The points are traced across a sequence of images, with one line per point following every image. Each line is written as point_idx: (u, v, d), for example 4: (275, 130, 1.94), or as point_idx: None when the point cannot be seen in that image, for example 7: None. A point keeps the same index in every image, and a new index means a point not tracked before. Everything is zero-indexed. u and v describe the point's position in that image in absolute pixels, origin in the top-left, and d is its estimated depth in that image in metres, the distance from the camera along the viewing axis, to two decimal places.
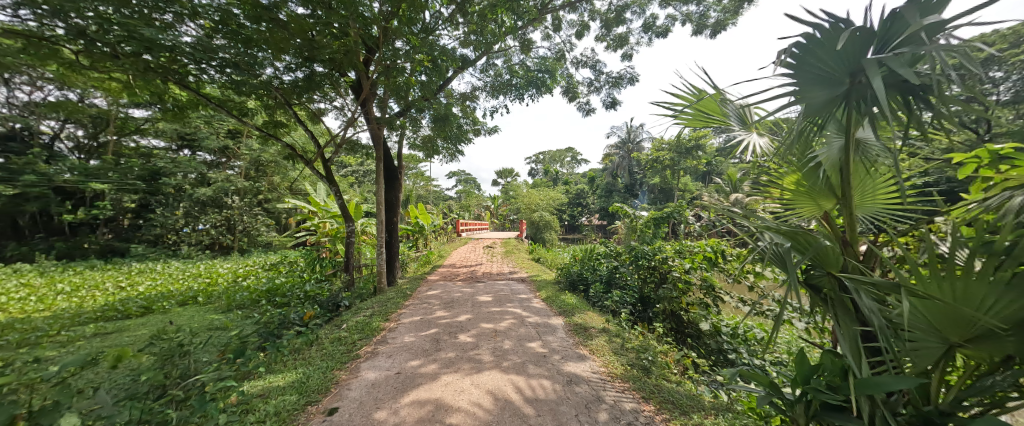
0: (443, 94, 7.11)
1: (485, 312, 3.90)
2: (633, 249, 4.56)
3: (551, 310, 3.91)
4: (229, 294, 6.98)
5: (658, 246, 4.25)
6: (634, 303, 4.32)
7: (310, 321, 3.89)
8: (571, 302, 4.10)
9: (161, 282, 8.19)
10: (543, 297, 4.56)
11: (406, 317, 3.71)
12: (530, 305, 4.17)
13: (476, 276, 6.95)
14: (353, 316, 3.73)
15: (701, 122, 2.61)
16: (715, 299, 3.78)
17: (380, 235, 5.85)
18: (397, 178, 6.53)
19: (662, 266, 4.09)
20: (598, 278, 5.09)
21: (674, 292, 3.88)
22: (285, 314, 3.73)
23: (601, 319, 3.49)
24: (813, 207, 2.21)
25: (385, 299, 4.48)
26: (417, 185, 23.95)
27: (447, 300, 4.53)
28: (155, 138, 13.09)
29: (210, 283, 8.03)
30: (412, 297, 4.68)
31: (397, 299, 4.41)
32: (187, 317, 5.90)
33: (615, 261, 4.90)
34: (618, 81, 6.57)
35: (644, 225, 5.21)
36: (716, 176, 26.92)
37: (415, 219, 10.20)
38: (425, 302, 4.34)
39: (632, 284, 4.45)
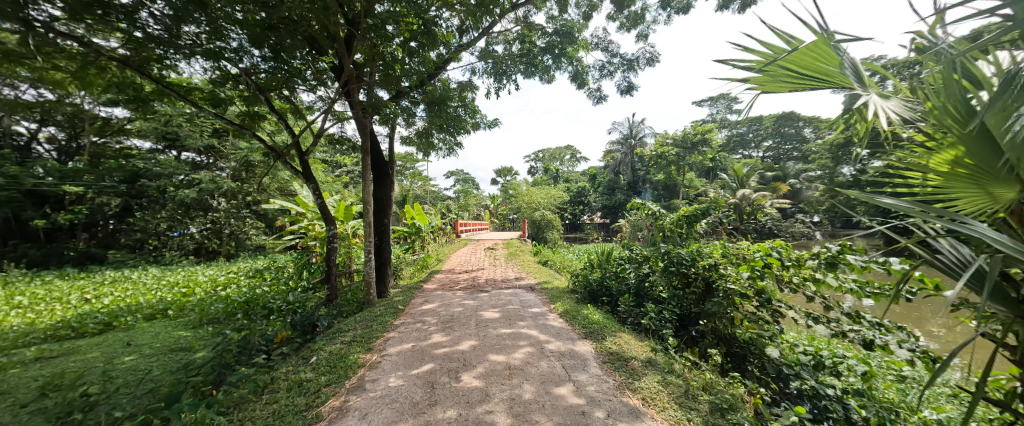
0: (439, 81, 6.43)
1: (496, 334, 3.23)
2: (666, 254, 3.92)
3: (575, 330, 3.24)
4: (205, 306, 6.27)
5: (698, 249, 3.68)
6: (671, 319, 3.66)
7: (278, 346, 3.22)
8: (599, 320, 3.44)
9: (132, 292, 7.46)
10: (560, 311, 3.88)
11: (395, 345, 3.03)
12: (547, 323, 3.49)
13: (478, 283, 6.28)
14: (329, 344, 3.04)
15: (787, 83, 2.02)
16: (774, 315, 3.23)
17: (370, 239, 5.13)
18: (389, 176, 5.80)
19: (706, 274, 3.53)
20: (622, 287, 4.44)
21: (723, 307, 3.30)
22: (248, 338, 3.05)
23: (641, 347, 2.82)
24: (979, 196, 1.84)
25: (375, 316, 3.82)
26: (413, 185, 23.20)
27: (446, 317, 3.85)
28: (139, 138, 12.47)
29: (185, 293, 7.29)
30: (407, 313, 4.02)
31: (389, 317, 3.74)
32: (150, 336, 5.18)
33: (643, 268, 4.24)
34: (634, 63, 5.86)
35: (673, 224, 4.52)
36: (721, 172, 26.28)
37: (412, 220, 9.53)
38: (421, 322, 3.65)
39: (667, 296, 3.80)
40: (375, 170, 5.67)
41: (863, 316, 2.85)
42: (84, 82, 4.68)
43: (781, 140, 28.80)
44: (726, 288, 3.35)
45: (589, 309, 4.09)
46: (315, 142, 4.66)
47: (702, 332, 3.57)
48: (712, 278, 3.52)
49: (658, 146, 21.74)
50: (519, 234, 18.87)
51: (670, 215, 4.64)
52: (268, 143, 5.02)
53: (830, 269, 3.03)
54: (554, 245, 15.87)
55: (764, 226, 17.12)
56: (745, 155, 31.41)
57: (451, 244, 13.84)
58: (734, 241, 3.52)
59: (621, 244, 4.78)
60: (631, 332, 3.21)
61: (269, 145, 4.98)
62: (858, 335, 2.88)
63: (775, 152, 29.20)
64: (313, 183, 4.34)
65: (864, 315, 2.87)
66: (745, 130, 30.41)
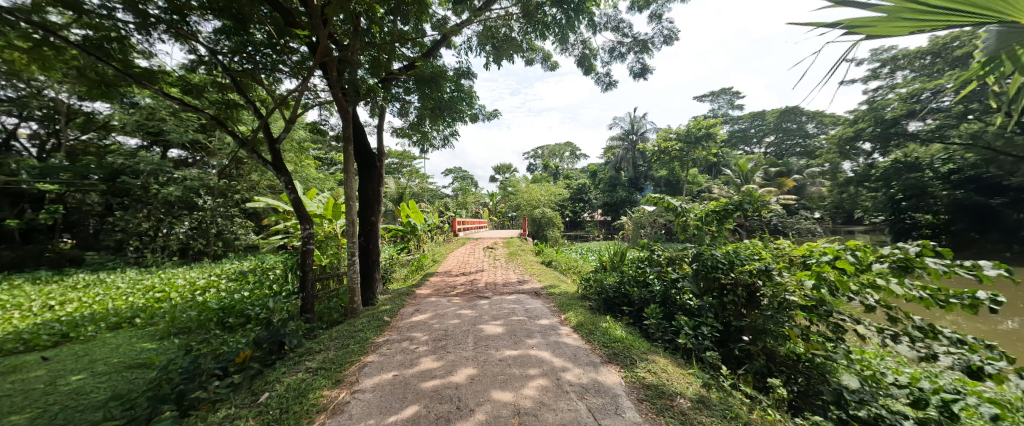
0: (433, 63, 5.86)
1: (501, 357, 2.75)
2: (697, 255, 3.54)
3: (595, 353, 2.78)
4: (176, 314, 5.68)
5: (740, 250, 3.31)
6: (710, 336, 3.20)
7: (241, 367, 2.74)
8: (624, 337, 2.96)
9: (101, 298, 6.86)
10: (575, 324, 3.37)
11: (373, 375, 2.58)
12: (561, 342, 3.00)
13: (477, 287, 5.73)
14: (288, 375, 2.62)
15: (908, 24, 1.61)
16: (836, 330, 2.86)
17: (354, 240, 4.56)
18: (377, 170, 5.23)
19: (747, 282, 3.19)
20: (644, 295, 3.91)
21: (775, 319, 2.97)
22: (198, 363, 2.54)
23: (682, 382, 2.35)
24: None
25: (358, 333, 3.31)
26: (410, 182, 22.56)
27: (442, 332, 3.33)
28: (129, 136, 11.95)
29: (159, 298, 6.71)
30: (395, 326, 3.53)
31: (371, 334, 3.24)
32: (108, 349, 4.61)
33: (669, 274, 3.74)
34: (649, 44, 5.30)
35: (701, 221, 4.00)
36: (724, 168, 25.74)
37: (407, 219, 8.99)
38: (411, 341, 3.13)
39: (703, 307, 3.34)
40: (363, 163, 5.08)
41: (940, 332, 2.48)
42: (39, 65, 4.19)
43: (784, 136, 28.33)
44: (783, 299, 2.96)
45: (606, 321, 3.57)
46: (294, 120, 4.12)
47: (747, 350, 3.16)
48: (756, 285, 3.18)
49: (661, 141, 21.14)
50: (518, 232, 18.31)
51: (695, 211, 4.09)
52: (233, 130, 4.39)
53: (902, 274, 2.52)
54: (555, 243, 15.34)
55: (770, 223, 16.61)
56: (747, 151, 30.88)
57: (447, 243, 13.25)
58: (781, 242, 3.15)
59: (639, 245, 4.25)
60: (662, 354, 2.76)
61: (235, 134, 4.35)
62: (957, 361, 2.43)
63: (778, 147, 28.70)
64: (287, 175, 3.78)
65: (942, 330, 2.50)
66: (748, 125, 29.92)
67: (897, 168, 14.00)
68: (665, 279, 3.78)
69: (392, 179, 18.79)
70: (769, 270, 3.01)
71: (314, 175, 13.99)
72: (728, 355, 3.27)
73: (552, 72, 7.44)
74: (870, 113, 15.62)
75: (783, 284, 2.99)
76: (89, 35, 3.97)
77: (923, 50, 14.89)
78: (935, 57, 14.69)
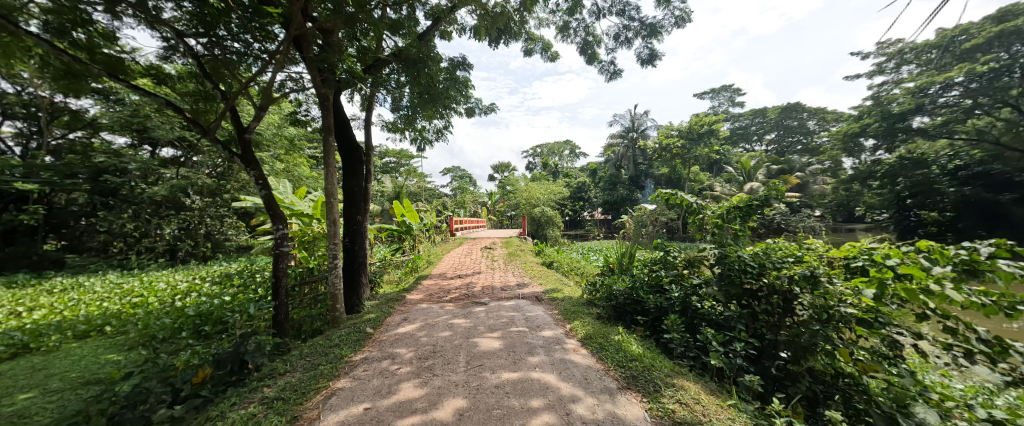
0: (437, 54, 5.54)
1: (499, 383, 2.43)
2: (721, 258, 3.32)
3: (608, 375, 2.51)
4: (149, 321, 5.27)
5: (775, 251, 3.11)
6: (742, 353, 2.93)
7: (199, 391, 2.39)
8: (639, 356, 2.67)
9: (72, 304, 6.43)
10: (585, 340, 3.04)
11: (337, 410, 2.23)
12: (569, 363, 2.66)
13: (473, 292, 5.33)
14: (235, 409, 2.28)
15: None
16: (892, 347, 2.58)
17: (335, 240, 4.17)
18: (362, 166, 4.82)
19: (782, 288, 2.96)
20: (658, 301, 3.57)
21: (816, 333, 2.67)
22: (148, 392, 2.18)
23: (722, 418, 2.02)
24: None
25: (334, 351, 3.04)
26: (407, 181, 22.16)
27: (434, 349, 2.98)
28: (120, 135, 11.26)
29: (135, 304, 6.29)
30: (377, 342, 3.28)
31: (347, 351, 3.01)
32: (67, 363, 4.19)
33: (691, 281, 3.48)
34: (658, 27, 4.90)
35: (723, 218, 3.62)
36: (726, 165, 25.39)
37: (401, 218, 8.59)
38: (398, 362, 2.78)
39: (732, 316, 3.07)
40: (347, 158, 4.68)
41: (1010, 346, 2.15)
42: None
43: (785, 133, 28.04)
44: (837, 312, 2.64)
45: (619, 334, 3.26)
46: (268, 103, 3.73)
47: (786, 370, 2.90)
48: (793, 292, 2.93)
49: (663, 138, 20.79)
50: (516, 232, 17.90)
51: (715, 207, 3.71)
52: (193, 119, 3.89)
53: (974, 279, 2.28)
54: (555, 243, 14.98)
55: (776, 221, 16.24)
56: (748, 148, 30.58)
57: (443, 243, 12.87)
58: (814, 243, 2.98)
59: (652, 246, 3.92)
60: (689, 379, 2.44)
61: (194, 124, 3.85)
62: None
63: (778, 145, 28.44)
64: (257, 169, 3.42)
65: (1013, 344, 2.16)
66: (748, 122, 29.56)
67: (903, 164, 13.62)
68: (689, 285, 3.54)
69: (388, 177, 18.39)
70: (815, 274, 2.75)
71: (307, 174, 13.58)
72: (762, 372, 3.00)
73: (551, 63, 7.06)
74: (875, 108, 15.27)
75: (835, 294, 2.68)
76: (50, 19, 3.61)
77: (930, 44, 14.54)
78: (942, 51, 14.36)
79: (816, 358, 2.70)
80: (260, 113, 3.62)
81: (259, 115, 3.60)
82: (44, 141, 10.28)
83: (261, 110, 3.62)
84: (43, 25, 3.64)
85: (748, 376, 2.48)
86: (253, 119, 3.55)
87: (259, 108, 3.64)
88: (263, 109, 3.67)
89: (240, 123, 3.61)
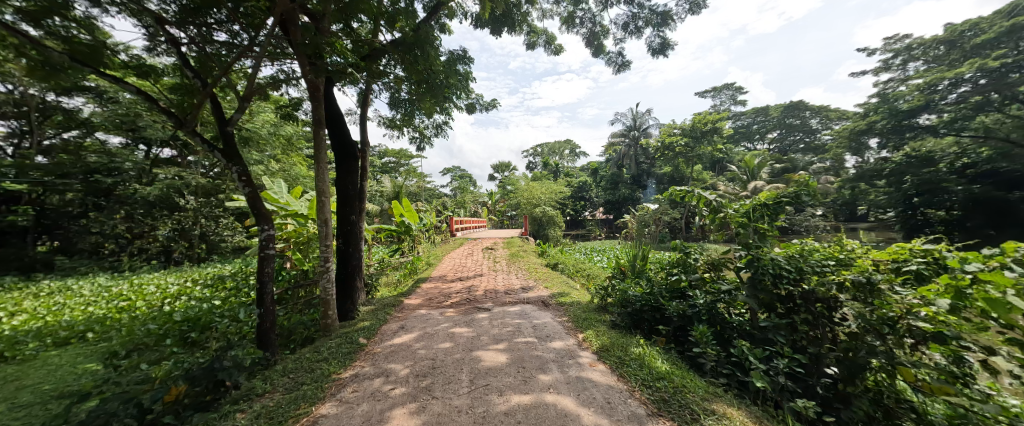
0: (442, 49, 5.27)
1: (508, 409, 2.20)
2: (755, 263, 3.27)
3: (634, 397, 2.33)
4: (134, 327, 5.01)
5: (811, 253, 3.14)
6: (784, 371, 2.77)
7: (169, 413, 2.13)
8: (667, 374, 2.49)
9: (56, 309, 6.15)
10: (603, 356, 2.88)
11: None
12: (586, 384, 2.48)
13: (475, 296, 5.07)
14: None
15: None
16: (955, 364, 2.46)
17: (326, 242, 3.90)
18: (357, 163, 4.55)
19: (824, 296, 2.96)
20: (678, 307, 3.46)
21: (877, 351, 2.63)
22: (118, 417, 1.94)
23: None
24: None
25: (320, 368, 2.84)
26: (406, 181, 21.95)
27: (434, 366, 2.77)
28: (114, 135, 10.99)
29: (121, 309, 6.02)
30: (370, 356, 3.08)
31: (335, 368, 2.81)
32: (42, 373, 3.94)
33: (718, 285, 3.51)
34: (670, 16, 4.65)
35: (753, 212, 3.49)
36: (728, 164, 25.13)
37: (400, 218, 8.30)
38: (398, 382, 2.58)
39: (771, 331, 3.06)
40: (341, 155, 4.41)
41: None
42: None
43: (787, 131, 27.77)
44: (907, 327, 2.61)
45: (637, 345, 3.12)
46: (254, 91, 3.48)
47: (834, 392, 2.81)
48: (835, 299, 2.94)
49: (665, 136, 20.68)
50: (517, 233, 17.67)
51: (738, 206, 3.62)
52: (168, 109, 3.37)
53: None
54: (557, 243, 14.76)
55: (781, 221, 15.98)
56: (749, 147, 30.38)
57: (443, 244, 12.62)
58: (852, 245, 2.99)
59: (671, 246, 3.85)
60: (725, 402, 2.23)
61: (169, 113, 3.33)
62: None
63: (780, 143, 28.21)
64: (241, 165, 3.19)
65: None
66: (750, 121, 29.32)
67: (909, 162, 13.06)
68: (715, 290, 3.52)
69: (387, 177, 18.15)
70: (872, 281, 2.73)
71: (305, 174, 13.38)
72: (809, 391, 2.92)
73: (555, 56, 6.81)
74: (882, 105, 15.02)
75: (900, 304, 2.61)
76: (23, 8, 3.26)
77: (937, 39, 14.29)
78: (949, 47, 14.11)
79: (873, 371, 2.71)
80: (243, 103, 3.40)
81: (243, 106, 3.38)
82: (35, 140, 9.97)
83: (244, 100, 3.39)
84: (16, 15, 3.35)
85: (799, 400, 2.36)
86: (235, 109, 3.31)
87: (242, 98, 3.41)
88: (247, 100, 3.43)
89: (222, 115, 3.39)
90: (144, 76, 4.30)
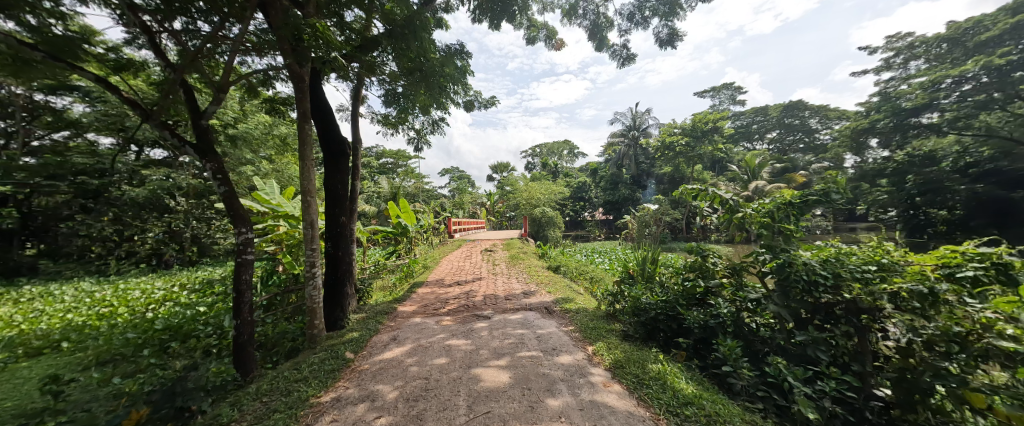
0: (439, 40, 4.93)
1: None
2: (784, 266, 3.10)
3: None
4: (112, 336, 4.71)
5: (849, 257, 2.94)
6: (832, 396, 2.64)
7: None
8: (691, 400, 2.28)
9: (32, 316, 5.83)
10: (619, 374, 2.68)
11: None
12: (603, 409, 2.26)
13: (474, 302, 4.80)
14: None
15: None
16: None
17: (311, 246, 3.64)
18: (347, 161, 4.27)
19: (870, 307, 2.80)
20: (698, 318, 3.33)
21: (946, 375, 2.40)
22: None
23: None
24: None
25: (297, 390, 2.59)
26: (404, 182, 21.73)
27: (429, 387, 2.54)
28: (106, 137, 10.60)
29: (100, 316, 5.71)
30: (355, 375, 2.84)
31: (315, 390, 2.56)
32: (5, 388, 3.63)
33: (744, 292, 3.37)
34: (679, 6, 4.42)
35: (772, 211, 3.39)
36: (728, 164, 24.95)
37: (397, 219, 8.00)
38: (391, 408, 2.33)
39: (807, 345, 2.89)
40: (329, 153, 4.14)
41: None
42: None
43: (786, 131, 27.62)
44: (985, 345, 2.36)
45: (655, 359, 2.95)
46: (228, 79, 3.24)
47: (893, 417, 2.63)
48: (882, 311, 2.79)
49: (666, 136, 20.53)
50: (516, 234, 17.42)
51: (756, 205, 3.48)
52: (134, 100, 3.08)
53: None
54: (557, 244, 14.53)
55: None
56: (748, 147, 30.26)
57: (441, 246, 12.35)
58: (889, 247, 2.86)
59: (687, 249, 3.71)
60: None
61: (132, 103, 3.05)
62: None
63: (779, 143, 28.07)
64: (214, 162, 3.00)
65: None
66: (750, 120, 29.18)
67: (912, 161, 12.70)
68: (738, 298, 3.38)
69: (384, 178, 17.90)
70: (936, 292, 2.48)
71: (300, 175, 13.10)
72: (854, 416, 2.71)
73: (557, 51, 6.56)
74: (884, 104, 14.85)
75: (968, 318, 2.46)
76: None
77: (940, 37, 14.14)
78: (953, 45, 13.95)
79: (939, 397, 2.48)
80: (218, 94, 3.21)
81: (218, 97, 3.19)
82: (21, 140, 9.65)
83: (218, 90, 3.19)
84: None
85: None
86: (210, 101, 3.15)
87: (216, 88, 3.20)
88: (221, 90, 3.22)
89: (197, 107, 3.19)
90: (122, 71, 4.05)
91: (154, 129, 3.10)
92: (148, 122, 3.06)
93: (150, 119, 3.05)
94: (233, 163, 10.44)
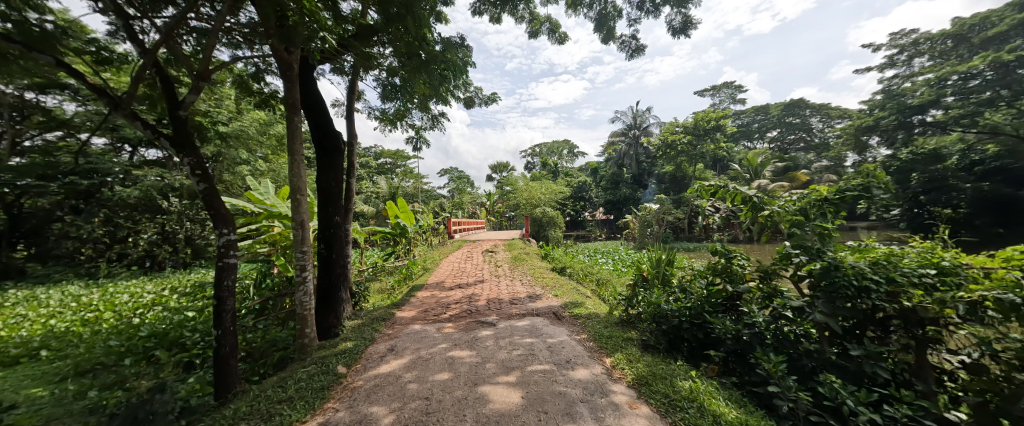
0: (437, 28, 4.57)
1: None
2: (828, 270, 2.89)
3: None
4: (95, 343, 4.43)
5: (901, 259, 2.73)
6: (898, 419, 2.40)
7: None
8: None
9: (11, 322, 5.53)
10: (648, 394, 2.46)
11: None
12: None
13: (476, 308, 4.56)
14: None
15: None
16: None
17: (302, 248, 3.40)
18: (342, 158, 4.02)
19: (934, 316, 2.56)
20: (731, 328, 3.17)
21: None
22: None
23: None
24: None
25: (279, 414, 2.33)
26: (403, 182, 21.47)
27: (439, 409, 2.32)
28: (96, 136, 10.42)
29: (83, 322, 5.41)
30: (347, 393, 2.60)
31: (299, 414, 2.32)
32: None
33: (781, 299, 3.16)
34: None
35: (803, 208, 3.22)
36: (729, 163, 24.76)
37: (396, 220, 7.76)
38: None
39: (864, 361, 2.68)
40: (322, 148, 3.88)
41: None
42: None
43: (786, 130, 27.44)
44: None
45: (685, 374, 2.74)
46: (210, 67, 3.01)
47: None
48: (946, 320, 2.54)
49: (668, 134, 20.31)
50: (515, 234, 17.17)
51: (783, 203, 3.31)
52: (104, 89, 2.85)
53: None
54: (557, 245, 14.30)
55: None
56: (749, 147, 30.11)
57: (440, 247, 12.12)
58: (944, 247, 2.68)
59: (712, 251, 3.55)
60: None
61: (102, 91, 2.82)
62: None
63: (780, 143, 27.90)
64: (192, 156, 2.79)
65: None
66: (750, 120, 29.05)
67: (914, 159, 12.00)
68: (774, 306, 3.19)
69: (382, 178, 17.68)
70: None
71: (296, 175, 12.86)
72: None
73: (559, 45, 6.32)
74: (888, 101, 14.67)
75: None
76: None
77: (946, 33, 13.93)
78: (957, 42, 13.79)
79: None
80: (197, 83, 2.98)
81: (197, 86, 2.96)
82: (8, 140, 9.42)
83: (198, 78, 2.97)
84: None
85: None
86: (189, 90, 2.93)
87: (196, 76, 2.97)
88: (202, 79, 3.00)
89: (175, 97, 2.98)
90: (107, 65, 3.82)
91: (125, 119, 2.87)
92: (117, 112, 2.82)
93: (119, 108, 2.82)
94: (227, 164, 10.16)
